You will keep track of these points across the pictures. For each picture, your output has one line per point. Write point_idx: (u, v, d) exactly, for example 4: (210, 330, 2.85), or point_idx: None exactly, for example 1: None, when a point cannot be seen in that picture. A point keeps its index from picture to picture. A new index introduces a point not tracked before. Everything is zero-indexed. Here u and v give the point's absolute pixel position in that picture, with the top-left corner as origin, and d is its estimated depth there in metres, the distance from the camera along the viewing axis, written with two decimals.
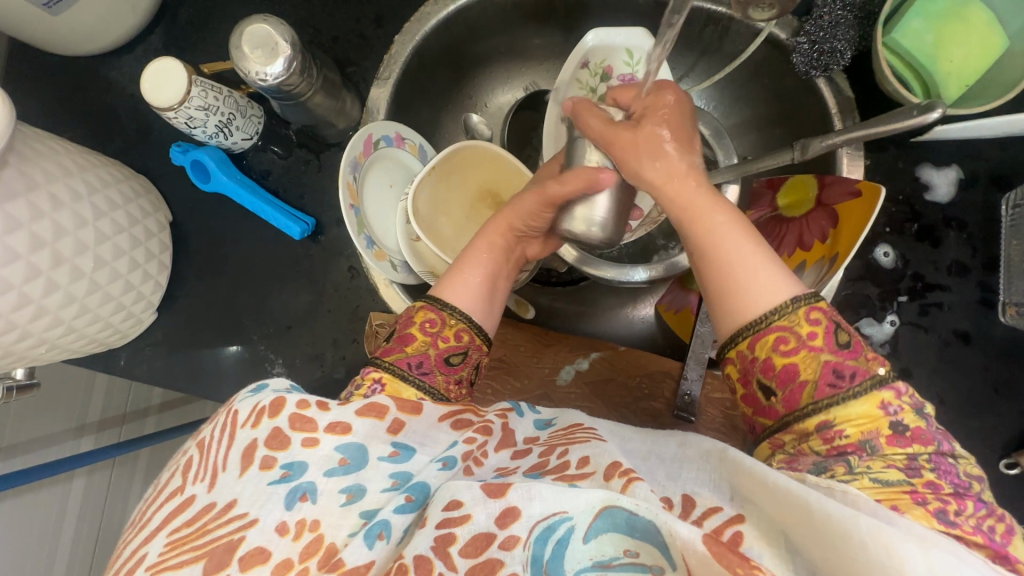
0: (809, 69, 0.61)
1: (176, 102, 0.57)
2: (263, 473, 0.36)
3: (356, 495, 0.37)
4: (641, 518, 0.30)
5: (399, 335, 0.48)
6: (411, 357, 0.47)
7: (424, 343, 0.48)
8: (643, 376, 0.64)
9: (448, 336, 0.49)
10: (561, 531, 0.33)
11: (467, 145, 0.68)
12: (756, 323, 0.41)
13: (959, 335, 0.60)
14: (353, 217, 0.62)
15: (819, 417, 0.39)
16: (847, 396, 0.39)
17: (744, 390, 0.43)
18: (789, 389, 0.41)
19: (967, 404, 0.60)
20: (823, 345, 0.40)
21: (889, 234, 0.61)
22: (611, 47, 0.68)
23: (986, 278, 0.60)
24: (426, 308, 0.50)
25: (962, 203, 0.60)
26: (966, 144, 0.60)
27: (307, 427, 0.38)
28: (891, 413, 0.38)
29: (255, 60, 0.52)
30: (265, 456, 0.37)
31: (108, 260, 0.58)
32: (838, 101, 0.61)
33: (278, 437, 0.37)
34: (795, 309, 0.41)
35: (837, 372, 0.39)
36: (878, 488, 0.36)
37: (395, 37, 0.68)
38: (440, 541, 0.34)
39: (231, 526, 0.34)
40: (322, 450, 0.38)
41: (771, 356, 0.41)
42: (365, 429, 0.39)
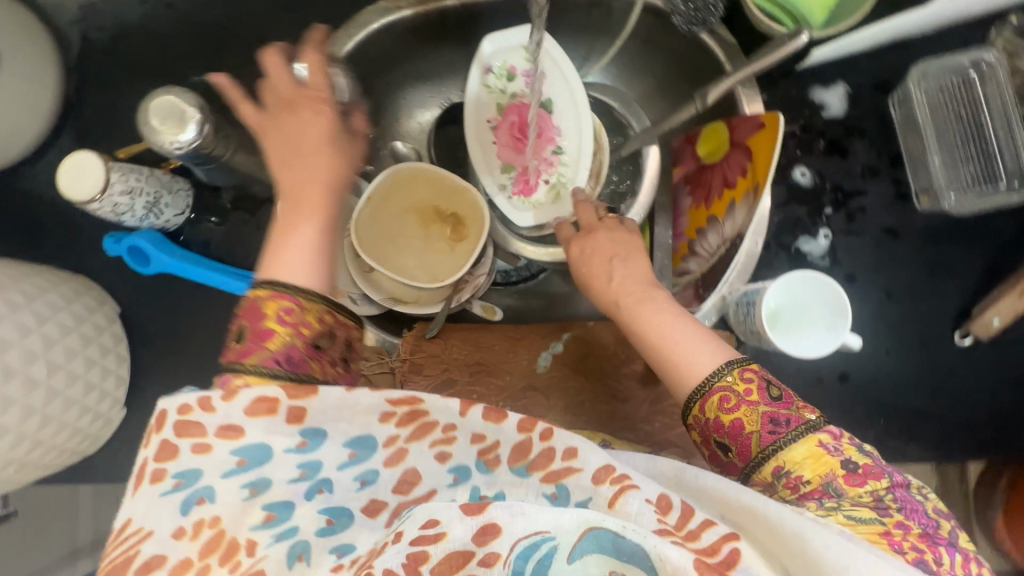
0: (690, 26, 0.65)
1: (98, 192, 0.57)
2: (152, 486, 0.32)
3: (260, 487, 0.33)
4: (629, 540, 0.30)
5: (255, 332, 0.42)
6: (277, 355, 0.41)
7: (286, 336, 0.42)
8: (617, 343, 0.66)
9: (310, 323, 0.43)
10: (545, 548, 0.31)
11: (402, 170, 0.70)
12: (703, 385, 0.44)
13: (888, 231, 0.64)
14: None
15: (772, 465, 0.42)
16: (789, 441, 0.42)
17: (706, 450, 0.46)
18: (740, 441, 0.43)
19: (911, 290, 0.64)
20: (760, 399, 0.43)
21: (802, 156, 0.65)
22: (510, 49, 0.72)
23: (896, 174, 0.64)
24: (274, 295, 0.42)
25: (858, 112, 0.65)
26: (845, 61, 0.66)
27: (196, 432, 0.34)
28: (832, 451, 0.41)
29: (162, 131, 0.53)
30: (153, 469, 0.33)
31: (62, 364, 0.57)
32: (723, 49, 0.65)
33: (167, 448, 0.33)
34: (730, 371, 0.44)
35: (774, 420, 0.43)
36: (855, 524, 0.37)
37: None
38: (412, 559, 0.31)
39: (123, 545, 0.31)
40: (217, 455, 0.33)
41: (719, 416, 0.44)
42: (261, 426, 0.34)
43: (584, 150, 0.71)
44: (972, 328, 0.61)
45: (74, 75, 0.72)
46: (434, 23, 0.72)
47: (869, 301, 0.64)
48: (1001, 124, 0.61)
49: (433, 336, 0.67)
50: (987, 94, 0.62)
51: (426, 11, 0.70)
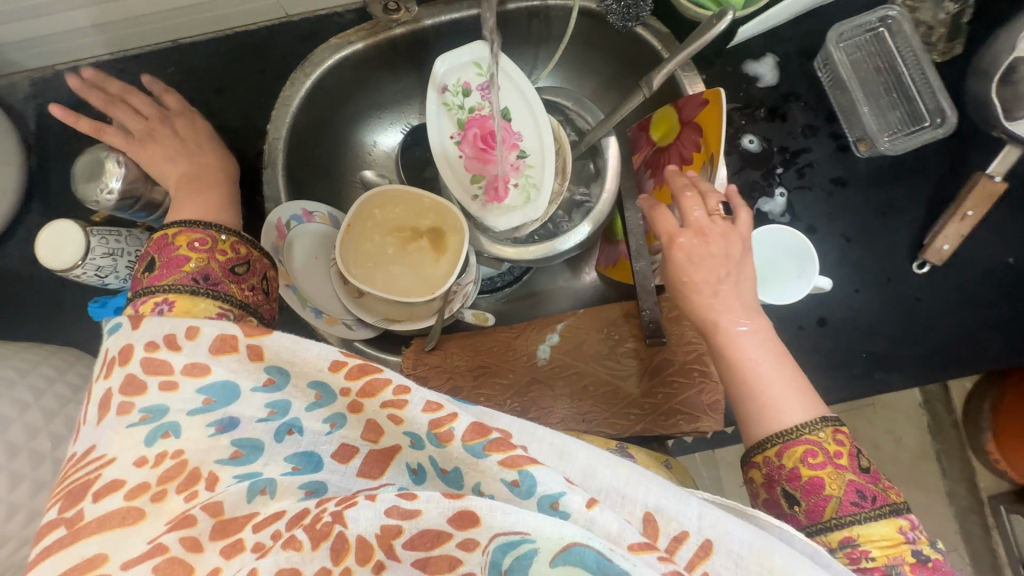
0: (625, 22, 0.71)
1: (80, 257, 0.58)
2: (119, 418, 0.36)
3: (227, 426, 0.36)
4: (616, 565, 0.30)
5: (168, 261, 0.48)
6: (194, 274, 0.48)
7: (201, 259, 0.48)
8: (610, 325, 0.69)
9: (222, 251, 0.50)
10: (524, 549, 0.31)
11: (375, 195, 0.72)
12: (790, 433, 0.48)
13: (836, 181, 0.69)
14: (293, 295, 0.66)
15: (843, 533, 0.45)
16: (868, 517, 0.45)
17: (767, 494, 0.49)
18: (813, 500, 0.47)
19: (867, 231, 0.69)
20: (848, 465, 0.47)
21: (747, 125, 0.70)
22: (461, 66, 0.75)
23: (833, 129, 0.70)
24: (185, 231, 0.49)
25: (789, 78, 0.71)
26: (769, 35, 0.71)
27: (162, 369, 0.37)
28: (909, 540, 0.45)
29: (93, 186, 0.54)
30: (121, 402, 0.36)
31: (65, 434, 0.57)
32: (658, 38, 0.71)
33: (134, 382, 0.37)
34: (823, 427, 0.48)
35: (859, 493, 0.46)
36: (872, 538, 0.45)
37: (267, 127, 0.72)
38: (385, 530, 0.33)
39: (90, 467, 0.34)
40: (184, 393, 0.37)
41: (799, 466, 0.47)
42: (226, 366, 0.37)
43: (546, 156, 0.75)
44: (927, 256, 0.66)
45: (35, 151, 0.72)
46: (385, 52, 0.75)
47: (831, 247, 0.68)
48: (915, 69, 0.68)
49: (432, 348, 0.70)
50: (897, 46, 0.68)
51: (376, 42, 0.73)
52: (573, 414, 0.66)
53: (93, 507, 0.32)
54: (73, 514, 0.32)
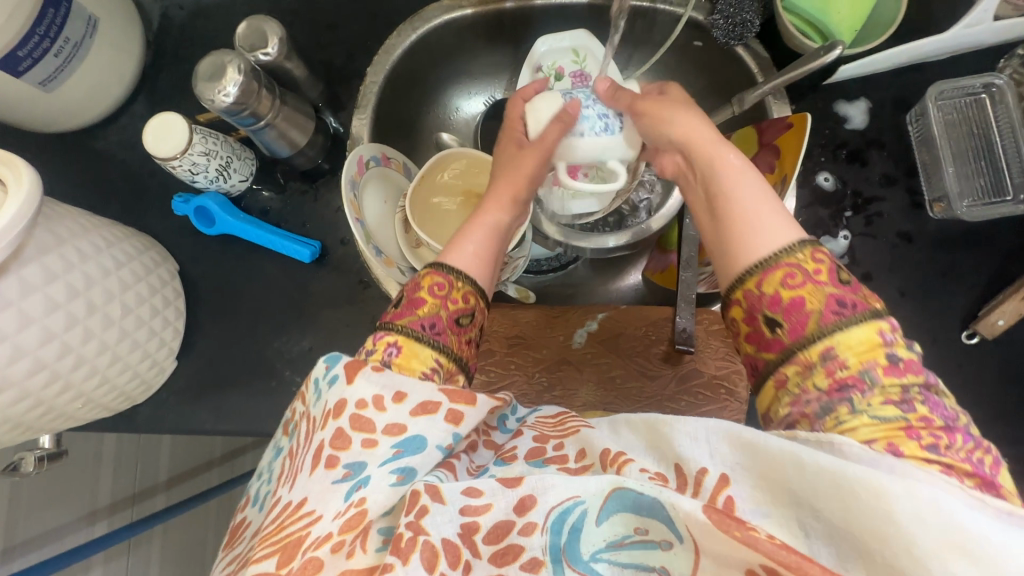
0: (728, 40, 0.72)
1: (180, 150, 0.62)
2: (328, 471, 0.40)
3: (405, 475, 0.41)
4: (647, 496, 0.34)
5: (409, 300, 0.52)
6: (424, 319, 0.51)
7: (436, 307, 0.51)
8: (648, 325, 0.70)
9: (456, 299, 0.53)
10: (576, 515, 0.37)
11: (451, 154, 0.75)
12: (762, 263, 0.44)
13: (902, 235, 0.70)
14: (360, 229, 0.67)
15: (823, 346, 0.41)
16: (848, 324, 0.41)
17: (749, 329, 0.45)
18: (794, 318, 0.43)
19: (923, 291, 0.69)
20: (828, 279, 0.42)
21: (826, 162, 0.71)
22: (559, 49, 0.77)
23: (911, 184, 0.70)
24: (432, 272, 0.53)
25: (877, 126, 0.71)
26: (867, 80, 0.72)
27: (367, 427, 0.42)
28: (887, 343, 0.41)
29: (212, 86, 0.57)
30: (330, 456, 0.41)
31: (133, 307, 0.61)
32: (758, 62, 0.72)
33: (342, 437, 0.42)
34: (801, 248, 0.44)
35: (839, 301, 0.42)
36: (877, 424, 0.38)
37: (367, 70, 0.75)
38: (464, 529, 0.38)
39: (302, 522, 0.38)
40: (381, 449, 0.41)
41: (779, 290, 0.43)
42: (418, 426, 0.43)
43: None
44: (979, 327, 0.66)
45: (152, 48, 0.77)
46: (490, 23, 0.78)
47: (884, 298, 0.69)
48: (1009, 142, 0.68)
49: None
50: (995, 115, 0.69)
51: (486, 11, 0.76)
52: (598, 402, 0.67)
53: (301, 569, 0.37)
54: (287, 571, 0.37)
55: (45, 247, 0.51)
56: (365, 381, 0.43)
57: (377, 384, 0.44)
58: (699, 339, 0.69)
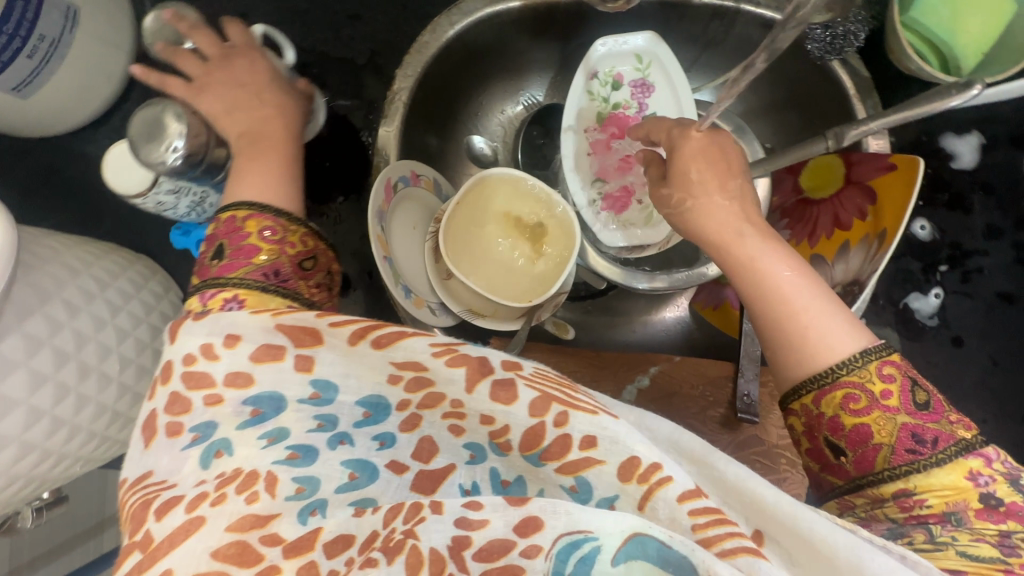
0: (823, 53, 0.61)
1: (146, 187, 0.53)
2: (173, 440, 0.34)
3: (277, 437, 0.34)
4: (677, 551, 0.29)
5: (236, 249, 0.43)
6: (264, 268, 0.43)
7: (275, 250, 0.44)
8: (706, 383, 0.64)
9: (292, 242, 0.45)
10: (587, 548, 0.31)
11: (491, 174, 0.68)
12: (822, 377, 0.41)
13: (1002, 296, 0.61)
14: (389, 269, 0.59)
15: (897, 484, 0.40)
16: (930, 464, 0.39)
17: (810, 445, 0.44)
18: (861, 450, 0.41)
19: (1017, 360, 0.61)
20: (899, 407, 0.40)
21: (922, 207, 0.62)
22: (619, 54, 0.67)
23: (1019, 237, 0.61)
24: (253, 215, 0.45)
25: (987, 166, 0.61)
26: (983, 109, 0.61)
27: (204, 383, 0.35)
28: (981, 484, 0.38)
29: (154, 146, 0.51)
30: (169, 423, 0.34)
31: (132, 358, 0.53)
32: (855, 82, 0.61)
33: (178, 401, 0.35)
34: (866, 364, 0.40)
35: (916, 437, 0.39)
36: (966, 560, 0.35)
37: (395, 71, 0.65)
38: (456, 542, 0.33)
39: (154, 492, 0.33)
40: (228, 406, 0.34)
41: (839, 414, 0.41)
42: (268, 375, 0.34)
43: None
44: None
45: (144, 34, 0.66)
46: (539, 16, 0.67)
47: (972, 366, 0.61)
48: None
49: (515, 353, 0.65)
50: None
51: (535, 2, 0.65)
52: None
53: (155, 525, 0.31)
54: (142, 536, 0.31)
55: (26, 311, 0.44)
56: (187, 334, 0.36)
57: (201, 332, 0.36)
58: (761, 402, 0.62)
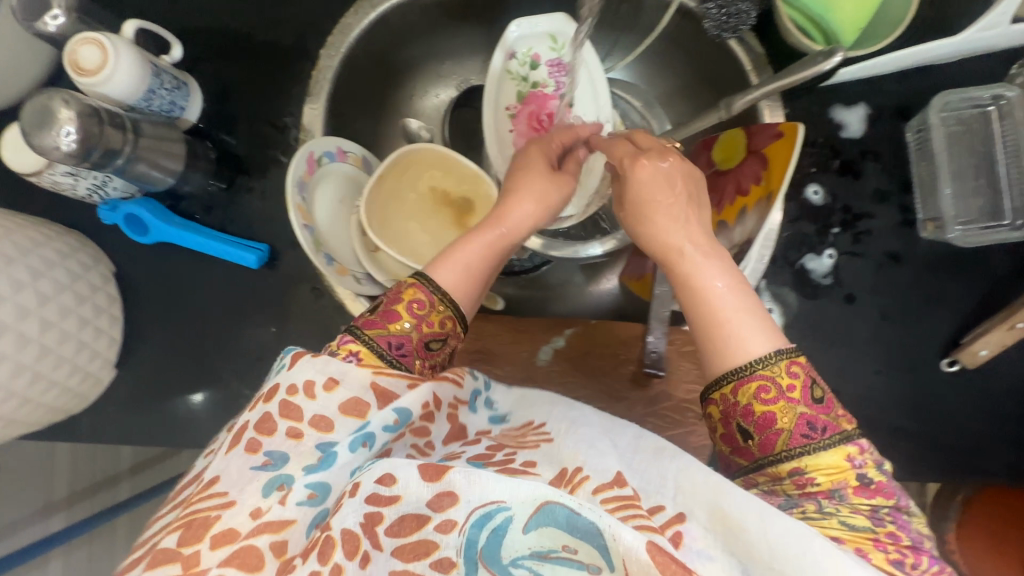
0: (720, 31, 0.65)
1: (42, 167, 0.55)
2: (248, 456, 0.38)
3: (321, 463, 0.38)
4: (584, 518, 0.29)
5: (386, 310, 0.47)
6: (392, 338, 0.46)
7: (409, 326, 0.47)
8: (618, 343, 0.67)
9: (432, 321, 0.48)
10: (499, 519, 0.31)
11: (415, 149, 0.71)
12: (745, 367, 0.43)
13: (891, 255, 0.65)
14: (308, 236, 0.62)
15: (791, 464, 0.42)
16: (818, 446, 0.41)
17: (724, 430, 0.45)
18: (766, 434, 0.43)
19: (906, 315, 0.65)
20: (801, 399, 0.42)
21: (815, 174, 0.66)
22: (535, 35, 0.70)
23: (905, 200, 0.65)
24: (415, 285, 0.48)
25: (874, 134, 0.66)
26: (869, 82, 0.66)
27: (293, 415, 0.39)
28: (857, 465, 0.41)
29: (46, 133, 0.51)
30: (250, 439, 0.39)
31: (54, 321, 0.56)
32: (751, 59, 0.65)
33: (267, 422, 0.39)
34: (778, 362, 0.43)
35: (810, 424, 0.42)
36: (845, 530, 0.39)
37: (319, 52, 0.68)
38: (368, 519, 0.34)
39: (212, 502, 0.36)
40: (303, 444, 0.39)
41: (752, 403, 0.43)
42: (345, 427, 0.39)
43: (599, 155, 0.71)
44: (961, 356, 0.63)
45: None
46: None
47: (864, 322, 0.66)
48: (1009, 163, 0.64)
49: None
50: (1001, 132, 0.65)
51: None
52: None
53: (210, 553, 0.34)
54: (191, 553, 0.34)
55: None
56: (302, 366, 0.41)
57: (312, 369, 0.41)
58: (671, 360, 0.65)
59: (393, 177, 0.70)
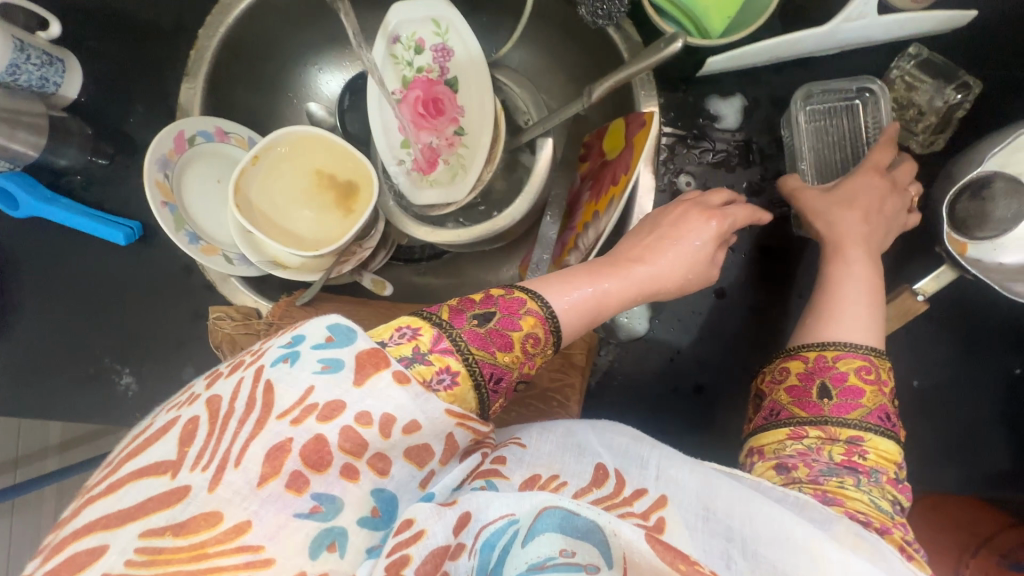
0: (595, 19, 0.63)
1: None
2: (286, 496, 0.32)
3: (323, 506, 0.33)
4: (582, 517, 0.33)
5: (503, 324, 0.43)
6: (495, 367, 0.42)
7: (519, 359, 0.43)
8: None
9: (535, 362, 0.45)
10: (506, 538, 0.34)
11: (296, 133, 0.71)
12: (851, 347, 0.51)
13: (763, 250, 0.65)
14: (167, 215, 0.64)
15: (856, 432, 0.48)
16: (881, 432, 0.48)
17: (801, 383, 0.51)
18: (846, 399, 0.49)
19: (775, 311, 0.65)
20: (887, 394, 0.50)
21: (688, 165, 0.66)
22: (417, 19, 0.70)
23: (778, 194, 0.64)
24: (534, 314, 0.44)
25: (750, 126, 0.65)
26: (747, 73, 0.65)
27: (350, 442, 0.34)
28: (899, 467, 0.48)
29: None
30: (293, 470, 0.32)
31: None
32: (627, 47, 0.64)
33: (347, 436, 0.34)
34: (869, 356, 0.51)
35: (886, 416, 0.49)
36: (872, 507, 0.44)
37: (199, 32, 0.68)
38: (392, 565, 0.31)
39: (229, 553, 0.30)
40: (359, 487, 0.34)
41: (850, 374, 0.50)
42: (400, 475, 0.36)
43: (482, 138, 0.70)
44: None
45: None
46: None
47: (734, 316, 0.65)
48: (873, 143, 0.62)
49: (303, 304, 0.67)
50: (867, 120, 0.62)
51: None
52: None
53: None
54: None
55: None
56: (374, 389, 0.35)
57: (377, 399, 0.35)
58: None
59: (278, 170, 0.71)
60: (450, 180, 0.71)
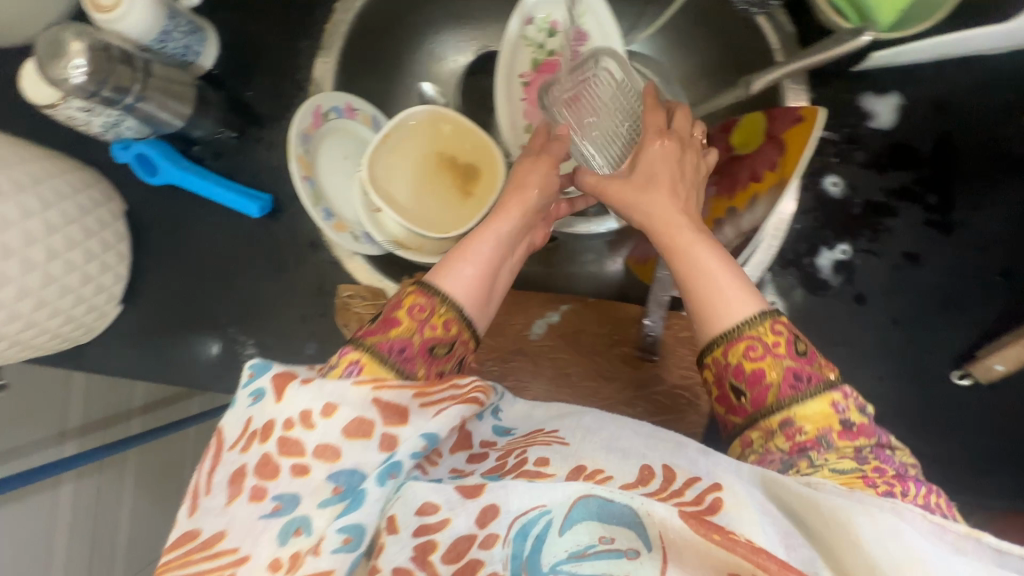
0: (747, 6, 0.61)
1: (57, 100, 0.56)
2: (253, 505, 0.35)
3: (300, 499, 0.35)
4: (618, 502, 0.31)
5: (385, 317, 0.45)
6: (395, 341, 0.44)
7: (413, 329, 0.45)
8: (611, 323, 0.66)
9: (437, 325, 0.46)
10: (539, 527, 0.32)
11: (423, 112, 0.70)
12: (729, 334, 0.44)
13: (910, 256, 0.62)
14: (306, 189, 0.64)
15: (783, 415, 0.43)
16: (804, 397, 0.43)
17: (717, 390, 0.46)
18: (756, 389, 0.44)
19: (919, 320, 0.62)
20: (786, 353, 0.43)
21: (836, 164, 0.63)
22: (555, 1, 0.69)
23: (930, 199, 0.62)
24: (415, 292, 0.46)
25: (905, 126, 0.62)
26: (904, 70, 0.62)
27: (294, 449, 0.36)
28: (840, 411, 0.42)
29: (58, 64, 0.52)
30: (255, 486, 0.35)
31: (61, 251, 0.58)
32: (779, 37, 0.62)
33: (286, 444, 0.36)
34: (763, 323, 0.44)
35: (796, 376, 0.43)
36: (836, 475, 0.39)
37: (337, 7, 0.68)
38: (419, 550, 0.34)
39: (224, 560, 0.33)
40: (313, 478, 0.35)
41: (742, 361, 0.44)
42: (354, 450, 0.36)
43: None
44: (973, 369, 0.59)
45: None
46: None
47: (874, 324, 0.62)
48: None
49: None
50: None
51: None
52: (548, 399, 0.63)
53: None
54: None
55: None
56: (293, 396, 0.37)
57: (306, 397, 0.37)
58: (665, 344, 0.63)
59: (404, 150, 0.71)
60: (570, 169, 0.69)
